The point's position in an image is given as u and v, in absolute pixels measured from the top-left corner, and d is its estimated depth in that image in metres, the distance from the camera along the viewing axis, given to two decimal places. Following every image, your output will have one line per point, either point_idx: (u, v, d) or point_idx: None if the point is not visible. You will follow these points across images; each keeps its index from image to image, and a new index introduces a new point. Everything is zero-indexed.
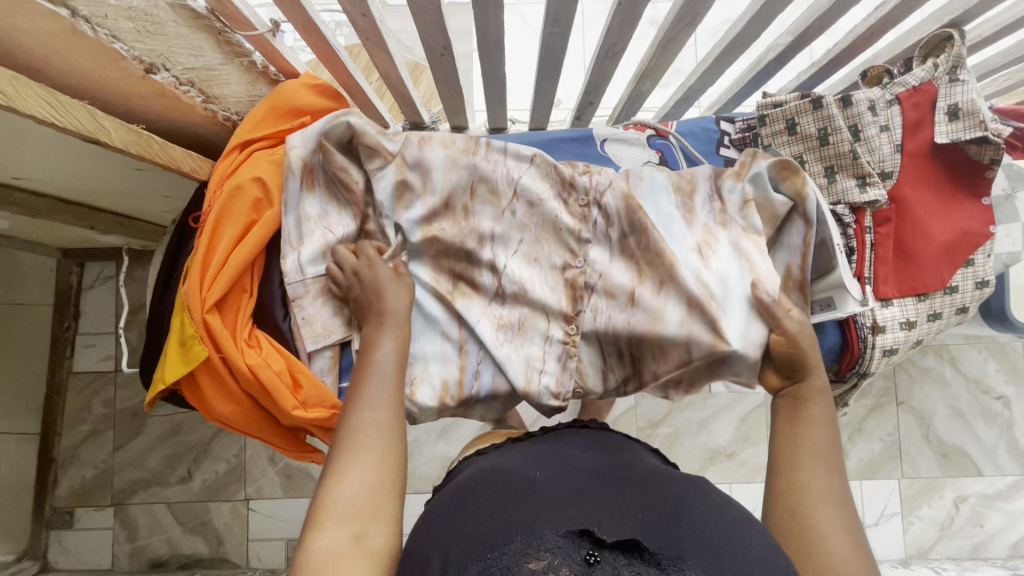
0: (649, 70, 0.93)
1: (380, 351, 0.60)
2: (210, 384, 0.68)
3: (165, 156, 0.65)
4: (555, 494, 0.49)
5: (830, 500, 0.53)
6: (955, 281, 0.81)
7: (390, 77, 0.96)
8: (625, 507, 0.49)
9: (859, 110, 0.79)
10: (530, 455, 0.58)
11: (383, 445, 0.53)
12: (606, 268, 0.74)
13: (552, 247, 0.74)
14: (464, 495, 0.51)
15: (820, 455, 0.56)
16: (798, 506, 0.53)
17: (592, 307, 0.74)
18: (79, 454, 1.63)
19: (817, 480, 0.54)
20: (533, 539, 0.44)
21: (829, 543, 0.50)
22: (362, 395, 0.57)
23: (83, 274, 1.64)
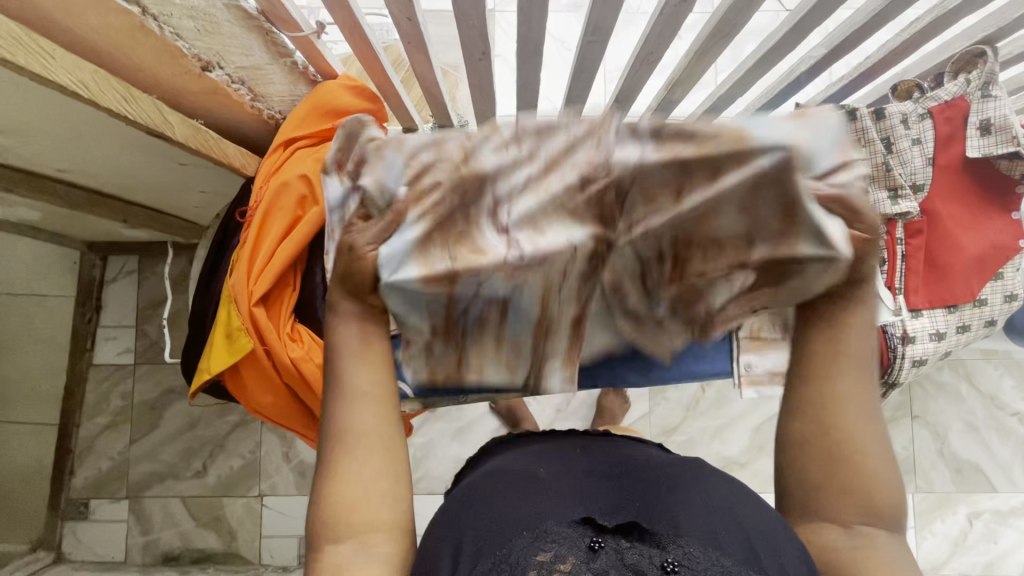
0: (681, 79, 0.95)
1: (343, 347, 0.54)
2: (254, 376, 0.70)
3: (219, 152, 0.67)
4: (560, 491, 0.50)
5: (860, 406, 0.49)
6: (984, 294, 0.81)
7: (426, 80, 0.97)
8: (624, 497, 0.51)
9: (892, 122, 0.81)
10: (537, 456, 0.59)
11: (378, 436, 0.51)
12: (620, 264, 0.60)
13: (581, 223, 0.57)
14: (474, 496, 0.52)
15: (856, 363, 0.50)
16: (831, 419, 0.49)
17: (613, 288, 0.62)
18: (96, 446, 1.65)
19: (849, 389, 0.50)
20: (539, 532, 0.45)
21: (860, 453, 0.48)
22: (341, 397, 0.52)
23: (106, 267, 1.66)
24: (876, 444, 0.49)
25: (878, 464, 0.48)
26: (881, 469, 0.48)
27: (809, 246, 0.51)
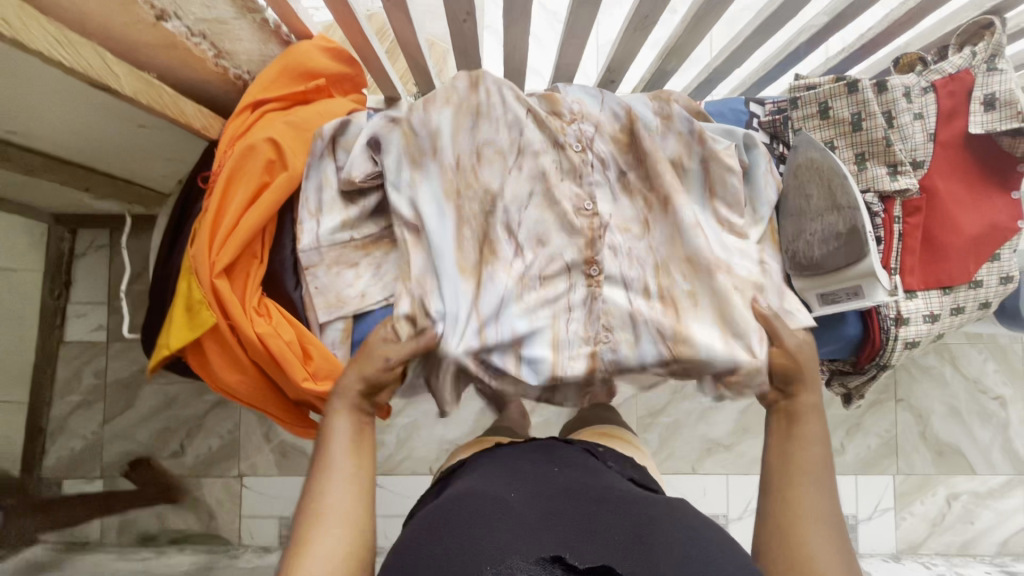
0: (676, 48, 0.90)
1: (336, 430, 0.61)
2: (216, 353, 0.65)
3: (176, 110, 0.61)
4: (529, 522, 0.49)
5: (820, 521, 0.57)
6: (980, 275, 0.79)
7: (407, 44, 0.92)
8: (595, 533, 0.49)
9: (894, 96, 0.77)
10: (509, 477, 0.58)
11: (350, 518, 0.55)
12: (609, 251, 0.72)
13: (559, 197, 0.71)
14: (438, 523, 0.49)
15: (809, 476, 0.60)
16: (791, 520, 0.57)
17: (615, 256, 0.72)
18: (69, 425, 1.60)
19: (806, 497, 0.58)
20: (501, 564, 0.44)
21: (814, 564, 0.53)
22: (324, 473, 0.58)
23: (76, 241, 1.60)
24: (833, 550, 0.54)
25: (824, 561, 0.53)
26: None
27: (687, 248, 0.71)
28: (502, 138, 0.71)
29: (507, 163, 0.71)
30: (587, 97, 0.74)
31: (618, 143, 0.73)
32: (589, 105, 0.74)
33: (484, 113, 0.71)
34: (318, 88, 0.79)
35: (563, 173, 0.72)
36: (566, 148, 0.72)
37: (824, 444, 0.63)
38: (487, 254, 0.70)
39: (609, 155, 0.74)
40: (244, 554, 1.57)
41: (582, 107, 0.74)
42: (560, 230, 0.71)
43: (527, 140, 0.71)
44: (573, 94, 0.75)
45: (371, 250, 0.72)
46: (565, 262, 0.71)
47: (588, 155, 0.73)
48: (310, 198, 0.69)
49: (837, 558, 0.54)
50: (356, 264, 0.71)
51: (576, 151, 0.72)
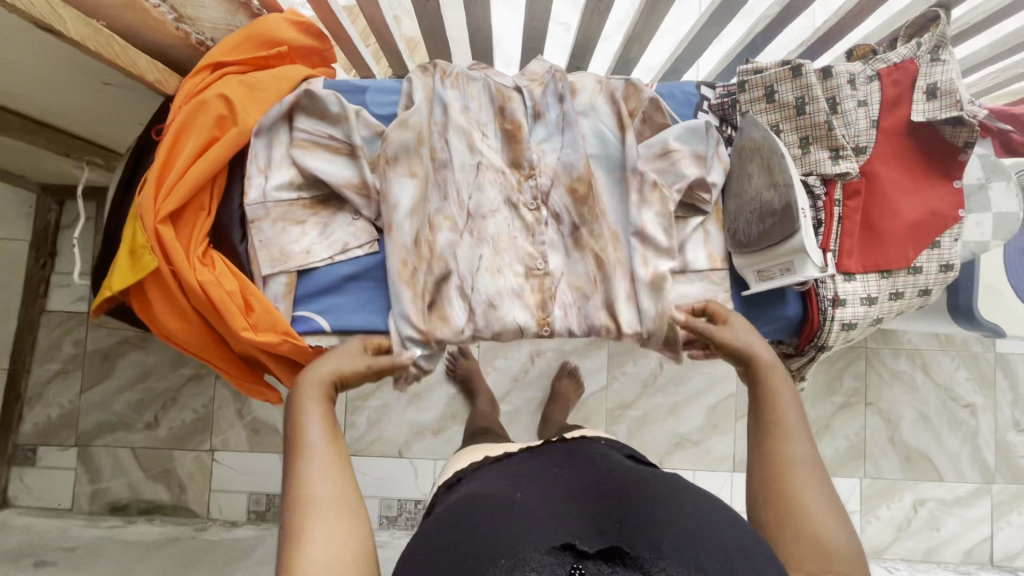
0: (636, 33, 0.92)
1: (307, 421, 0.60)
2: (159, 297, 0.67)
3: (128, 61, 0.63)
4: (536, 516, 0.52)
5: (807, 469, 0.59)
6: (920, 262, 0.81)
7: (375, 20, 0.94)
8: (601, 521, 0.52)
9: (839, 82, 0.79)
10: (517, 480, 0.61)
11: (341, 505, 0.53)
12: (560, 291, 0.77)
13: (510, 257, 0.76)
14: (449, 525, 0.52)
15: (792, 432, 0.62)
16: (780, 475, 0.59)
17: (564, 303, 0.77)
18: (46, 392, 1.62)
19: (792, 451, 0.61)
20: (517, 559, 0.46)
21: (807, 511, 0.56)
22: (305, 461, 0.56)
23: (63, 212, 1.63)
24: (822, 494, 0.57)
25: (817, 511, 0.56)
26: (827, 523, 0.55)
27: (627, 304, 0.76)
28: (460, 198, 0.75)
29: (461, 198, 0.75)
30: (532, 107, 0.78)
31: (574, 191, 0.77)
32: (529, 112, 0.78)
33: (437, 127, 0.75)
34: (281, 55, 0.82)
35: (516, 231, 0.77)
36: (499, 157, 0.77)
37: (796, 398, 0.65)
38: (449, 297, 0.74)
39: (561, 188, 0.77)
40: (212, 528, 1.58)
41: (527, 117, 0.78)
42: (513, 259, 0.76)
43: (481, 158, 0.76)
44: (521, 102, 0.79)
45: (320, 211, 0.74)
46: (518, 323, 0.75)
47: (535, 183, 0.77)
48: (258, 159, 0.72)
49: (826, 503, 0.56)
50: (302, 222, 0.73)
51: (525, 189, 0.77)
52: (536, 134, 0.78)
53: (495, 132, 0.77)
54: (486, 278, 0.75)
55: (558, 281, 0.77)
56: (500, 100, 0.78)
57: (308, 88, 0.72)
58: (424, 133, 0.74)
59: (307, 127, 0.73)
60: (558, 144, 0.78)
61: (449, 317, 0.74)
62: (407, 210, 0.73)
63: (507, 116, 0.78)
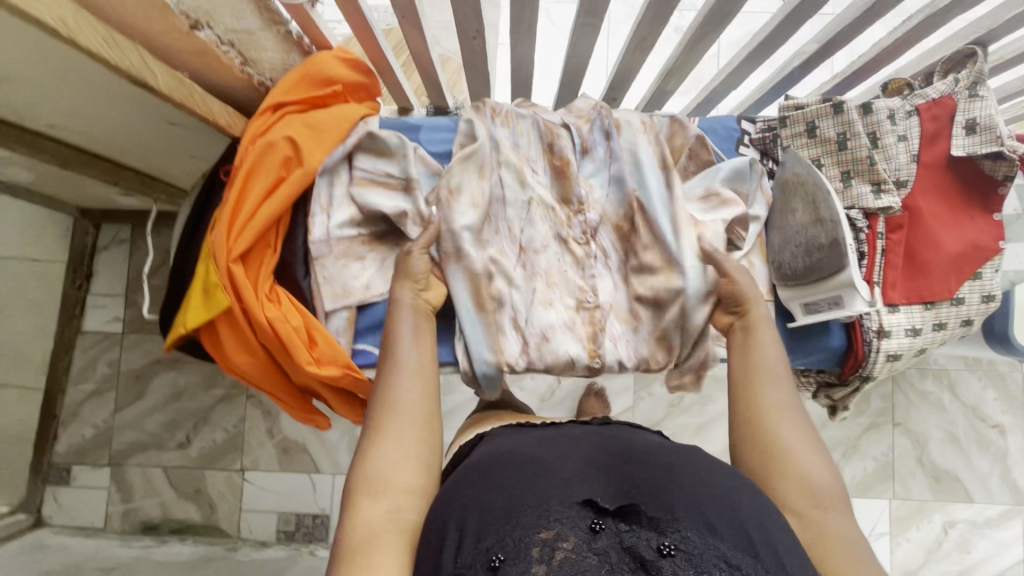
0: (674, 70, 0.94)
1: (394, 335, 0.64)
2: (228, 334, 0.70)
3: (204, 108, 0.66)
4: (564, 473, 0.50)
5: (789, 413, 0.60)
6: (962, 292, 0.82)
7: (421, 57, 0.97)
8: (623, 478, 0.51)
9: (879, 117, 0.81)
10: (538, 439, 0.59)
11: (417, 417, 0.58)
12: (609, 316, 0.79)
13: (562, 290, 0.78)
14: (474, 480, 0.51)
15: (768, 377, 0.63)
16: (762, 419, 0.59)
17: (613, 333, 0.78)
18: (81, 412, 1.65)
19: (774, 396, 0.61)
20: (542, 509, 0.46)
21: (785, 448, 0.56)
22: (390, 371, 0.62)
23: (99, 235, 1.66)
24: (801, 432, 0.58)
25: (801, 450, 0.56)
26: (806, 456, 0.56)
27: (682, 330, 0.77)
28: (513, 233, 0.78)
29: (512, 231, 0.78)
30: (579, 142, 0.82)
31: (619, 229, 0.80)
32: (575, 149, 0.82)
33: (489, 163, 0.78)
34: (336, 93, 0.85)
35: (567, 266, 0.79)
36: (547, 193, 0.80)
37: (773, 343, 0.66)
38: (507, 329, 0.75)
39: (609, 224, 0.80)
40: (242, 548, 1.59)
41: (574, 153, 0.81)
42: (563, 293, 0.78)
43: (532, 194, 0.79)
44: (568, 138, 0.82)
45: (376, 247, 0.77)
46: (571, 357, 0.76)
47: (584, 218, 0.80)
48: (320, 202, 0.75)
49: (808, 443, 0.57)
50: (362, 258, 0.76)
51: (575, 223, 0.80)
52: (583, 168, 0.82)
53: (545, 169, 0.81)
54: (538, 312, 0.77)
55: (608, 311, 0.79)
56: (548, 135, 0.81)
57: (370, 131, 0.77)
58: (482, 169, 0.77)
59: (367, 168, 0.77)
60: (606, 178, 0.81)
61: (508, 347, 0.75)
62: (472, 240, 0.73)
63: (555, 152, 0.81)
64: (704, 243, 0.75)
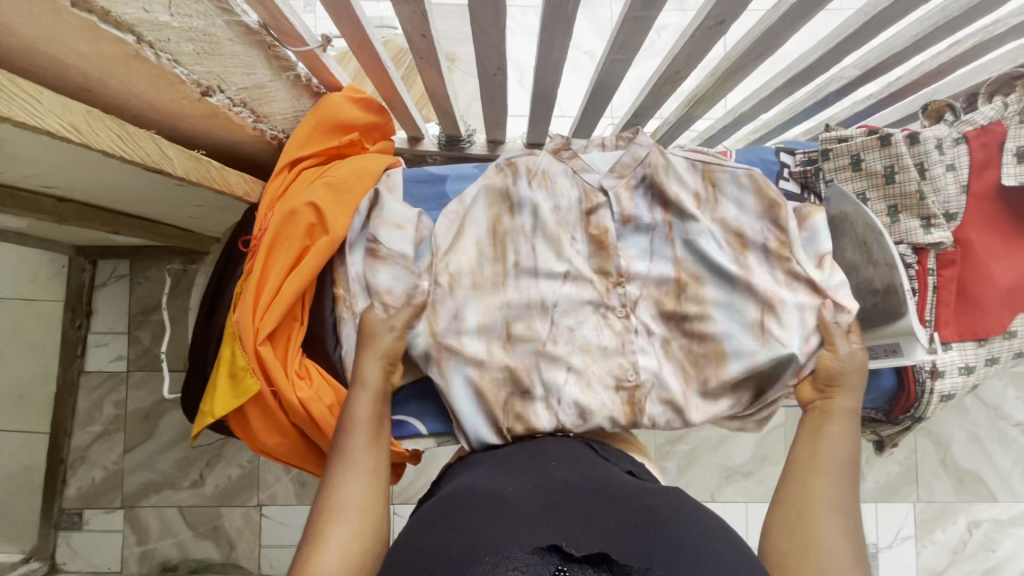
0: (704, 98, 0.90)
1: (353, 421, 0.63)
2: (258, 417, 0.66)
3: (222, 181, 0.61)
4: (524, 513, 0.47)
5: (834, 510, 0.59)
6: (1014, 325, 0.79)
7: (436, 94, 0.92)
8: (592, 517, 0.48)
9: (926, 148, 0.77)
10: (506, 474, 0.57)
11: (365, 513, 0.56)
12: (655, 381, 0.75)
13: (601, 369, 0.74)
14: (433, 517, 0.48)
15: (832, 472, 0.62)
16: (807, 505, 0.59)
17: (658, 400, 0.75)
18: (89, 455, 1.60)
19: (828, 489, 0.61)
20: (501, 557, 0.42)
21: (823, 545, 0.56)
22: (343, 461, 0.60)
23: (96, 271, 1.58)
24: (841, 541, 0.56)
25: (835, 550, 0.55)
26: (840, 565, 0.54)
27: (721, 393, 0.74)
28: (547, 308, 0.75)
29: (546, 304, 0.75)
30: (621, 205, 0.77)
31: (662, 305, 0.76)
32: (615, 209, 0.77)
33: (510, 232, 0.76)
34: (352, 142, 0.80)
35: (606, 340, 0.75)
36: (581, 258, 0.76)
37: (847, 438, 0.66)
38: (535, 401, 0.72)
39: (650, 297, 0.77)
40: None
41: (616, 219, 0.77)
42: (604, 368, 0.74)
43: (568, 263, 0.76)
44: (609, 200, 0.78)
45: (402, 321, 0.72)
46: (612, 420, 0.73)
47: (624, 289, 0.76)
48: (354, 268, 0.72)
49: (849, 547, 0.56)
50: None
51: (614, 296, 0.76)
52: (623, 232, 0.77)
53: (583, 237, 0.77)
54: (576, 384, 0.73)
55: (653, 382, 0.75)
56: (584, 198, 0.77)
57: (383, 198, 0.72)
58: (497, 239, 0.75)
59: (386, 242, 0.71)
60: (648, 239, 0.77)
61: (541, 409, 0.71)
62: (476, 321, 0.73)
63: (593, 216, 0.77)
64: (826, 316, 0.71)
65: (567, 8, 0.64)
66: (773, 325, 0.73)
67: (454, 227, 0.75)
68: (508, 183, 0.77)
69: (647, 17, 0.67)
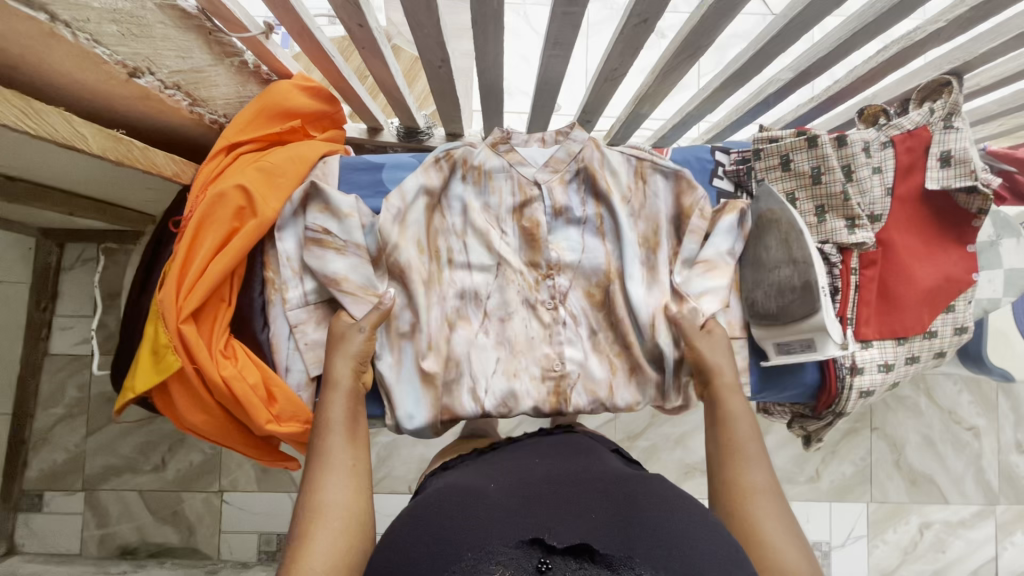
0: (647, 96, 0.92)
1: (331, 422, 0.62)
2: (181, 394, 0.67)
3: (146, 161, 0.63)
4: (509, 505, 0.48)
5: (767, 496, 0.59)
6: (935, 326, 0.82)
7: (385, 84, 0.93)
8: (578, 507, 0.48)
9: (853, 150, 0.79)
10: (493, 467, 0.57)
11: (351, 516, 0.55)
12: (583, 371, 0.77)
13: (527, 359, 0.76)
14: (418, 514, 0.49)
15: (746, 456, 0.62)
16: (739, 497, 0.59)
17: (583, 390, 0.76)
18: (51, 437, 1.59)
19: (751, 475, 0.61)
20: (485, 552, 0.43)
21: (764, 534, 0.55)
22: (324, 462, 0.59)
23: (63, 254, 1.56)
24: (778, 524, 0.56)
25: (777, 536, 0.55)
26: (785, 551, 0.54)
27: (639, 382, 0.77)
28: (478, 300, 0.77)
29: (473, 294, 0.77)
30: (555, 200, 0.78)
31: (591, 297, 0.78)
32: (545, 203, 0.78)
33: (441, 225, 0.77)
34: (294, 128, 0.80)
35: (534, 332, 0.77)
36: (513, 251, 0.78)
37: (749, 420, 0.66)
38: (460, 387, 0.75)
39: (579, 289, 0.78)
40: (223, 569, 1.57)
41: (549, 213, 0.78)
42: (531, 359, 0.76)
43: (501, 256, 0.77)
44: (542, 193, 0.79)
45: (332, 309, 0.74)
46: (536, 406, 0.75)
47: (553, 282, 0.78)
48: (286, 254, 0.73)
49: (786, 529, 0.56)
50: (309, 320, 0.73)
51: (544, 289, 0.78)
52: (555, 225, 0.79)
53: (514, 231, 0.78)
54: (501, 374, 0.75)
55: (578, 373, 0.77)
56: (517, 191, 0.79)
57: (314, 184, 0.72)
58: (430, 231, 0.77)
59: (328, 230, 0.72)
60: (577, 233, 0.79)
61: (467, 394, 0.74)
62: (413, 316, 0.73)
63: (525, 209, 0.79)
64: (676, 312, 0.75)
65: (494, 2, 0.65)
66: (667, 317, 0.76)
67: (399, 218, 0.73)
68: (446, 173, 0.77)
69: (575, 13, 0.68)
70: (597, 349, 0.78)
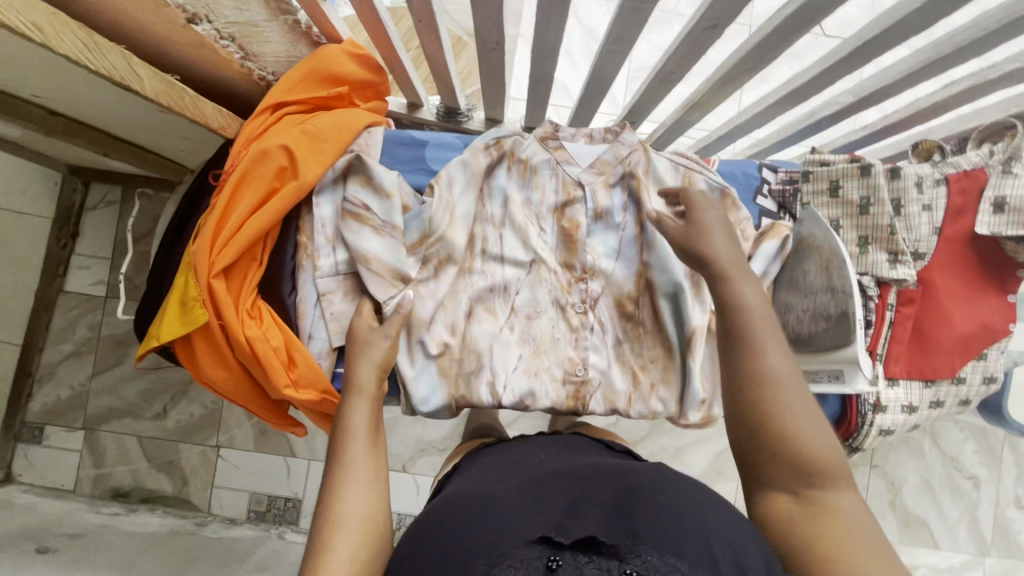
0: (699, 104, 0.90)
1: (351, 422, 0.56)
2: (204, 347, 0.67)
3: (195, 111, 0.63)
4: (517, 509, 0.46)
5: (791, 381, 0.53)
6: (964, 372, 0.80)
7: (434, 61, 0.92)
8: (586, 509, 0.46)
9: (906, 184, 0.77)
10: (501, 473, 0.55)
11: (372, 529, 0.48)
12: (603, 379, 0.76)
13: (550, 360, 0.75)
14: (424, 534, 0.45)
15: (765, 338, 0.55)
16: (757, 391, 0.53)
17: (600, 397, 0.76)
18: (58, 372, 1.60)
19: (771, 360, 0.54)
20: (493, 559, 0.40)
21: (787, 423, 0.51)
22: (342, 466, 0.53)
23: (88, 193, 1.55)
24: (807, 415, 0.51)
25: (801, 426, 0.50)
26: (812, 441, 0.50)
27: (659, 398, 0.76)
28: (507, 294, 0.76)
29: (503, 288, 0.76)
30: (598, 203, 0.77)
31: (621, 305, 0.77)
32: (588, 205, 0.77)
33: (481, 215, 0.76)
34: (340, 95, 0.79)
35: (560, 333, 0.76)
36: (548, 249, 0.77)
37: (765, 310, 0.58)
38: (479, 379, 0.74)
39: (609, 296, 0.77)
40: (211, 523, 1.58)
41: (590, 215, 0.77)
42: (554, 359, 0.76)
43: (535, 252, 0.76)
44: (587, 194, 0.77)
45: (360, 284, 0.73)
46: (552, 405, 0.75)
47: (586, 285, 0.77)
48: (324, 224, 0.73)
49: (812, 417, 0.51)
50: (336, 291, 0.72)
51: (576, 292, 0.76)
52: (594, 227, 0.78)
53: (552, 229, 0.77)
54: (520, 371, 0.74)
55: (599, 380, 0.76)
56: (560, 189, 0.77)
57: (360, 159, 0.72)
58: (473, 220, 0.75)
59: (366, 207, 0.71)
60: (615, 237, 0.77)
61: (484, 389, 0.74)
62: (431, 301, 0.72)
63: (566, 208, 0.77)
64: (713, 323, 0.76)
65: None
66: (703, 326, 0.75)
67: (443, 203, 0.73)
68: (491, 162, 0.76)
69: (643, 10, 0.66)
70: (622, 360, 0.77)
